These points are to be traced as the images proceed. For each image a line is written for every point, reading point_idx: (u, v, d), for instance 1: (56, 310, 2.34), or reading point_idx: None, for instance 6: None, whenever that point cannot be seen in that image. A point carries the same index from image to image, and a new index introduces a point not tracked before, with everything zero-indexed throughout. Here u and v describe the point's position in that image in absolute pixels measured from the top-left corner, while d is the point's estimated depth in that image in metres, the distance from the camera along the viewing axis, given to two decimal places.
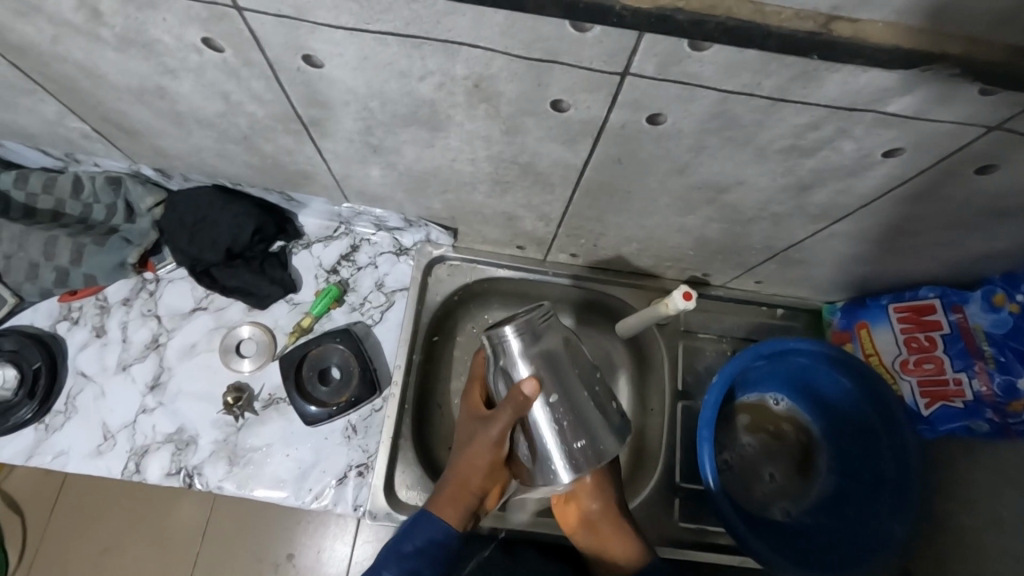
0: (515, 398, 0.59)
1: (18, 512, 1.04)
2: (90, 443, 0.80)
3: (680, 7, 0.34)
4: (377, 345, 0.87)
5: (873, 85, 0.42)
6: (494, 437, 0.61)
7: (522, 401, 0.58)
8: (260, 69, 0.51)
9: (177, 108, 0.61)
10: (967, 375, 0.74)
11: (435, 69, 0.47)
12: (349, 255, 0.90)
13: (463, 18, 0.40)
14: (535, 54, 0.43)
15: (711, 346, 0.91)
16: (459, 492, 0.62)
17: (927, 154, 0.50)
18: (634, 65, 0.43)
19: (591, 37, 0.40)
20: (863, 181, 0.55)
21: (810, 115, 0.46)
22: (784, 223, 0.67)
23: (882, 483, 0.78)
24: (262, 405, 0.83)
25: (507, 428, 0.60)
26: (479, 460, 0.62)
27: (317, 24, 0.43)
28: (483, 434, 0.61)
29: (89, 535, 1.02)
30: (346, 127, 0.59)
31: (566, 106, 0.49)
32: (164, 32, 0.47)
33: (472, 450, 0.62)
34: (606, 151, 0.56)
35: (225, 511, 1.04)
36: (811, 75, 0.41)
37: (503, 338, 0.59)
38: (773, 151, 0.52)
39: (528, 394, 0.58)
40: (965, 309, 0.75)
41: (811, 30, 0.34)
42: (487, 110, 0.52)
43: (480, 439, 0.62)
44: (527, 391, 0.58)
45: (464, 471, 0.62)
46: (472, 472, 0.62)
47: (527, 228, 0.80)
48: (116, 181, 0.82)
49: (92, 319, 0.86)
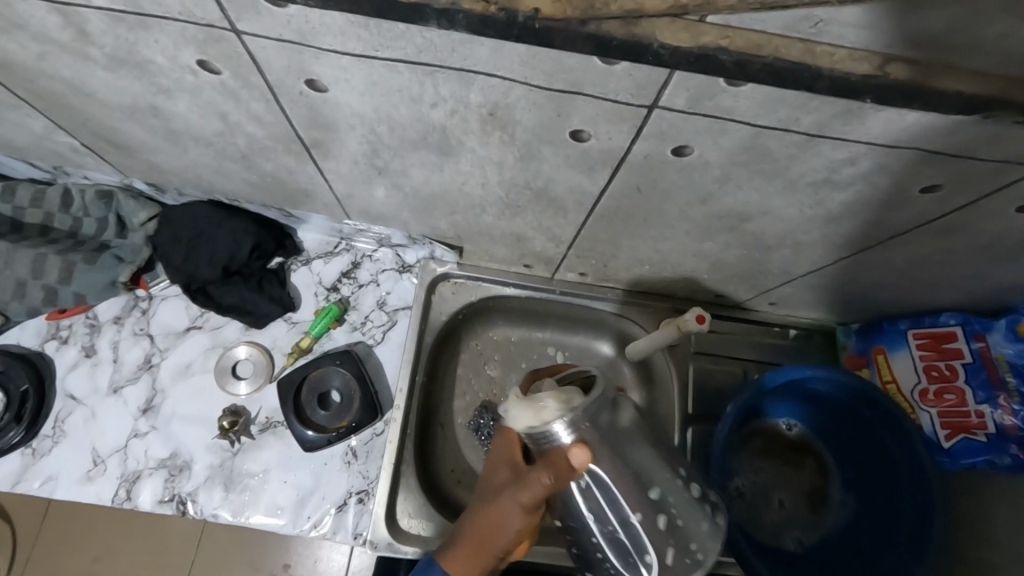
0: (561, 464, 0.50)
1: (8, 520, 1.01)
2: (80, 469, 0.77)
3: (724, 46, 0.31)
4: (379, 365, 0.84)
5: (921, 125, 0.39)
6: (526, 501, 0.53)
7: (568, 469, 0.49)
8: (261, 92, 0.47)
9: (172, 126, 0.58)
10: (990, 407, 0.71)
11: (448, 96, 0.43)
12: (350, 272, 0.87)
13: (482, 47, 0.37)
14: (557, 85, 0.40)
15: (723, 368, 0.88)
16: (479, 548, 0.54)
17: (969, 191, 0.47)
18: (664, 99, 0.40)
19: (619, 70, 0.37)
20: (896, 215, 0.53)
21: (848, 151, 0.43)
22: (806, 251, 0.64)
23: (899, 516, 0.76)
24: (259, 428, 0.80)
25: (542, 495, 0.52)
26: (507, 522, 0.54)
27: (322, 49, 0.40)
28: (513, 495, 0.53)
29: (80, 544, 0.99)
30: (350, 149, 0.56)
31: (587, 136, 0.46)
32: (157, 52, 0.44)
33: (500, 508, 0.54)
34: (625, 180, 0.53)
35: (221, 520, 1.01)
36: (855, 112, 0.38)
37: (553, 429, 0.50)
38: (804, 183, 0.49)
39: (576, 465, 0.49)
40: (988, 337, 0.71)
41: (865, 72, 0.32)
42: (502, 137, 0.48)
43: (508, 499, 0.53)
44: (577, 462, 0.48)
45: (485, 528, 0.54)
46: (496, 532, 0.54)
47: (536, 249, 0.77)
48: (107, 195, 0.79)
49: (82, 338, 0.82)
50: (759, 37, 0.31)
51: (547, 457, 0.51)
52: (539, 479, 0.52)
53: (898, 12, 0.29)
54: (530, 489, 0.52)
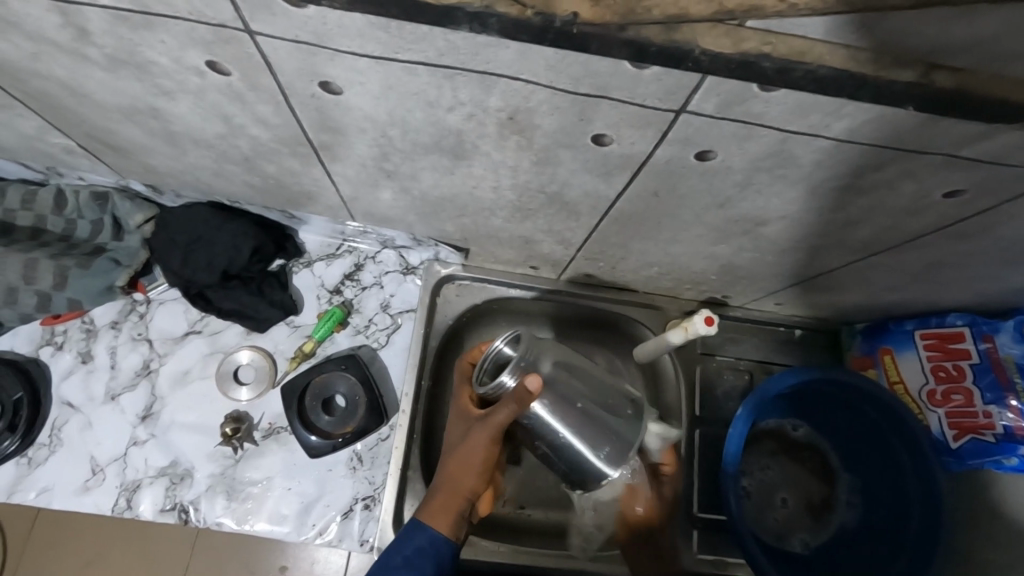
0: (519, 395, 0.56)
1: None
2: (78, 479, 0.75)
3: (766, 53, 0.30)
4: (384, 369, 0.83)
5: (953, 131, 0.38)
6: (485, 440, 0.60)
7: (526, 396, 0.56)
8: (269, 94, 0.46)
9: (173, 128, 0.56)
10: (998, 408, 0.71)
11: (468, 100, 0.42)
12: (353, 274, 0.85)
13: (508, 50, 0.36)
14: (583, 89, 0.39)
15: (729, 368, 0.88)
16: (452, 496, 0.61)
17: (992, 195, 0.47)
18: (692, 104, 0.39)
19: (649, 75, 0.36)
20: (914, 219, 0.52)
21: (876, 156, 0.43)
22: (820, 254, 0.64)
23: (907, 512, 0.76)
24: (262, 435, 0.79)
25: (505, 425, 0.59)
26: (472, 463, 0.61)
27: (338, 51, 0.38)
28: (477, 438, 0.60)
29: (72, 551, 0.97)
30: (359, 153, 0.54)
31: (607, 140, 0.45)
32: (163, 53, 0.42)
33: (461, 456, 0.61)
34: (642, 185, 0.52)
35: None
36: (888, 118, 0.37)
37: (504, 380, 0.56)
38: (827, 187, 0.48)
39: (534, 390, 0.55)
40: (996, 338, 0.72)
41: (909, 80, 0.31)
42: (519, 141, 0.47)
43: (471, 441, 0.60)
44: (534, 388, 0.55)
45: (455, 475, 0.61)
46: (464, 474, 0.61)
47: (545, 251, 0.76)
48: (102, 197, 0.76)
49: (77, 344, 0.80)
50: (802, 44, 0.30)
51: (503, 395, 0.57)
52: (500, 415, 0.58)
53: (945, 22, 0.28)
54: (495, 419, 0.58)
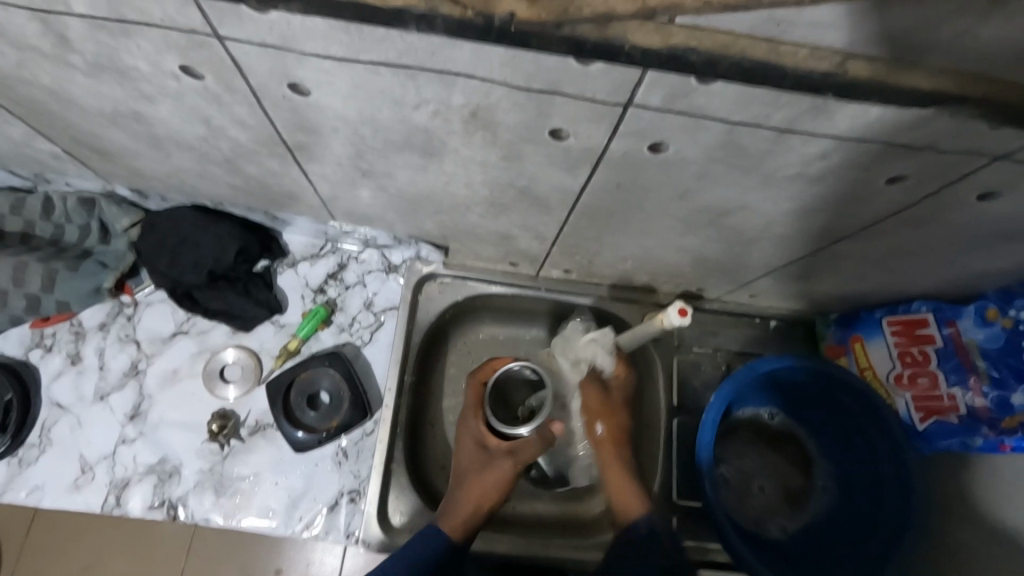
0: (546, 436, 0.69)
1: None
2: (68, 477, 0.77)
3: (693, 47, 0.32)
4: (368, 366, 0.85)
5: (885, 118, 0.40)
6: (509, 471, 0.68)
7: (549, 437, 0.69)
8: (244, 96, 0.48)
9: (155, 131, 0.58)
10: (961, 390, 0.74)
11: (430, 98, 0.44)
12: (336, 273, 0.87)
13: (461, 50, 0.38)
14: (536, 85, 0.41)
15: (706, 359, 0.90)
16: (468, 509, 0.68)
17: (933, 182, 0.49)
18: (639, 97, 0.41)
19: (595, 70, 0.38)
20: (865, 207, 0.55)
21: (818, 145, 0.45)
22: (783, 243, 0.66)
23: (880, 495, 0.78)
24: (248, 431, 0.81)
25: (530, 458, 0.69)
26: (484, 486, 0.69)
27: (304, 53, 0.41)
28: (503, 466, 0.68)
29: (68, 556, 0.98)
30: (335, 152, 0.57)
31: (566, 134, 0.47)
32: (140, 58, 0.44)
33: (476, 481, 0.69)
34: (605, 178, 0.54)
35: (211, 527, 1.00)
36: (821, 108, 0.40)
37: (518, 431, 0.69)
38: (779, 177, 0.50)
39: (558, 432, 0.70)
40: (958, 323, 0.75)
41: (826, 70, 0.33)
42: (484, 137, 0.49)
43: (496, 470, 0.68)
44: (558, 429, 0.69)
45: (469, 494, 0.69)
46: (485, 492, 0.68)
47: (522, 247, 0.78)
48: (89, 202, 0.78)
49: (67, 346, 0.82)
50: (726, 38, 0.32)
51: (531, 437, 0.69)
52: (527, 449, 0.68)
53: (853, 16, 0.30)
54: (521, 451, 0.68)
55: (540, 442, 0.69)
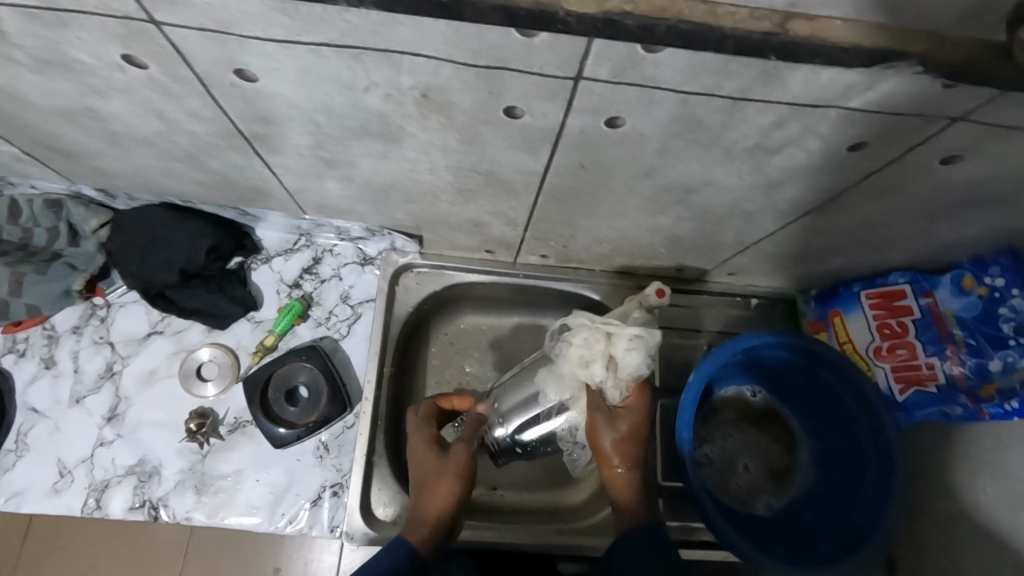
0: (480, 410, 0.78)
1: None
2: (46, 482, 0.76)
3: (628, 11, 0.32)
4: (346, 359, 0.84)
5: (836, 82, 0.40)
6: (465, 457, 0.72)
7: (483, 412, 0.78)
8: (192, 86, 0.47)
9: (110, 127, 0.57)
10: (939, 359, 0.74)
11: (379, 80, 0.44)
12: (311, 267, 0.87)
13: (403, 27, 0.37)
14: (483, 61, 0.40)
15: (688, 341, 0.89)
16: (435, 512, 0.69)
17: (894, 147, 0.48)
18: (589, 70, 0.40)
19: (540, 43, 0.38)
20: (831, 176, 0.54)
21: (775, 114, 0.44)
22: (754, 219, 0.66)
23: (862, 467, 0.78)
24: (228, 429, 0.80)
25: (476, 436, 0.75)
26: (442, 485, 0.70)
27: (244, 37, 0.40)
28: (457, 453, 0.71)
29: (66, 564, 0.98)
30: (294, 142, 0.56)
31: (520, 112, 0.47)
32: (81, 50, 0.43)
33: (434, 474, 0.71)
34: (567, 157, 0.54)
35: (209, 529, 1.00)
36: (772, 73, 0.39)
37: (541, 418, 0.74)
38: (739, 149, 0.50)
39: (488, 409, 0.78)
40: (935, 293, 0.75)
41: (766, 30, 0.32)
42: (440, 119, 0.49)
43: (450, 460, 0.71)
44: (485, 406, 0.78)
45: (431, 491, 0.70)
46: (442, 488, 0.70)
47: (496, 234, 0.77)
48: (56, 204, 0.77)
49: (40, 350, 0.81)
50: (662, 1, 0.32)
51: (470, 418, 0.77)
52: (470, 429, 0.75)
53: None
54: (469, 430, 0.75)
55: (475, 421, 0.77)
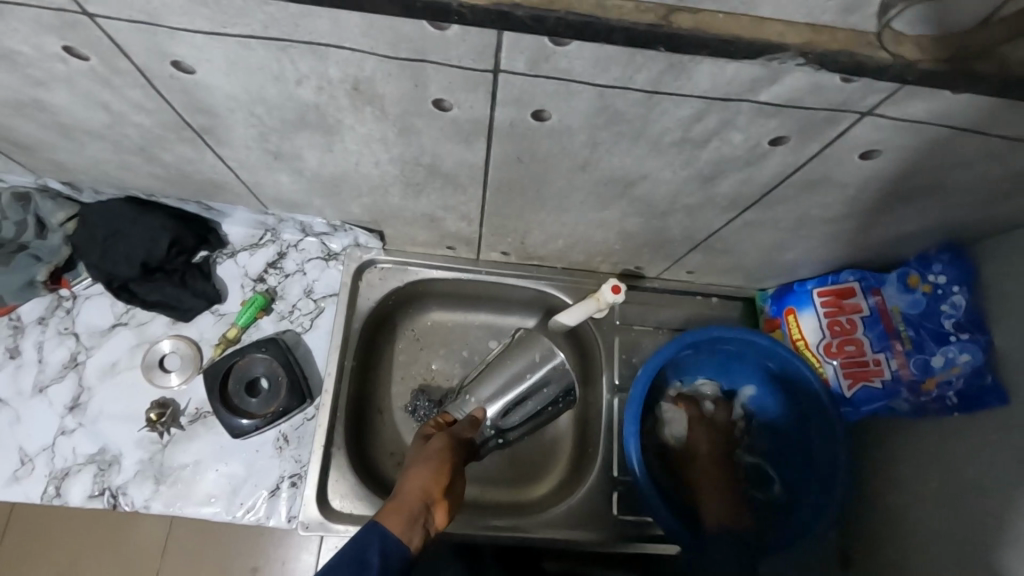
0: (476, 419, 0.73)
1: None
2: (7, 470, 0.78)
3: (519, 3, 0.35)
4: (308, 352, 0.86)
5: (739, 75, 0.41)
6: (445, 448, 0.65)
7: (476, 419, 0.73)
8: (133, 77, 0.49)
9: (63, 120, 0.59)
10: (885, 355, 0.75)
11: (309, 72, 0.46)
12: (276, 262, 0.88)
13: (320, 20, 0.39)
14: (403, 54, 0.42)
15: (647, 337, 0.91)
16: (410, 498, 0.59)
17: (813, 141, 0.50)
18: (504, 62, 0.42)
19: (452, 36, 0.39)
20: (760, 170, 0.56)
21: (690, 107, 0.46)
22: (697, 213, 0.67)
23: (812, 461, 0.80)
24: (189, 420, 0.81)
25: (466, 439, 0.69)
26: (422, 483, 0.60)
27: (173, 29, 0.42)
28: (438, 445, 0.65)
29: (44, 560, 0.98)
30: (240, 134, 0.58)
31: (448, 104, 0.48)
32: (21, 42, 0.45)
33: (413, 475, 0.61)
34: (503, 150, 0.55)
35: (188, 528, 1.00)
36: (678, 66, 0.41)
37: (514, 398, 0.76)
38: (666, 142, 0.52)
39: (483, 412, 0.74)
40: (883, 291, 0.77)
41: (652, 22, 0.35)
42: (374, 112, 0.51)
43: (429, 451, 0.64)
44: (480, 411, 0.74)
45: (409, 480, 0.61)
46: (421, 475, 0.61)
47: (451, 229, 0.79)
48: (24, 197, 0.78)
49: (6, 340, 0.83)
50: None
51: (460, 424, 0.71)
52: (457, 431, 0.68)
53: None
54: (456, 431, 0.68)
55: (471, 426, 0.71)
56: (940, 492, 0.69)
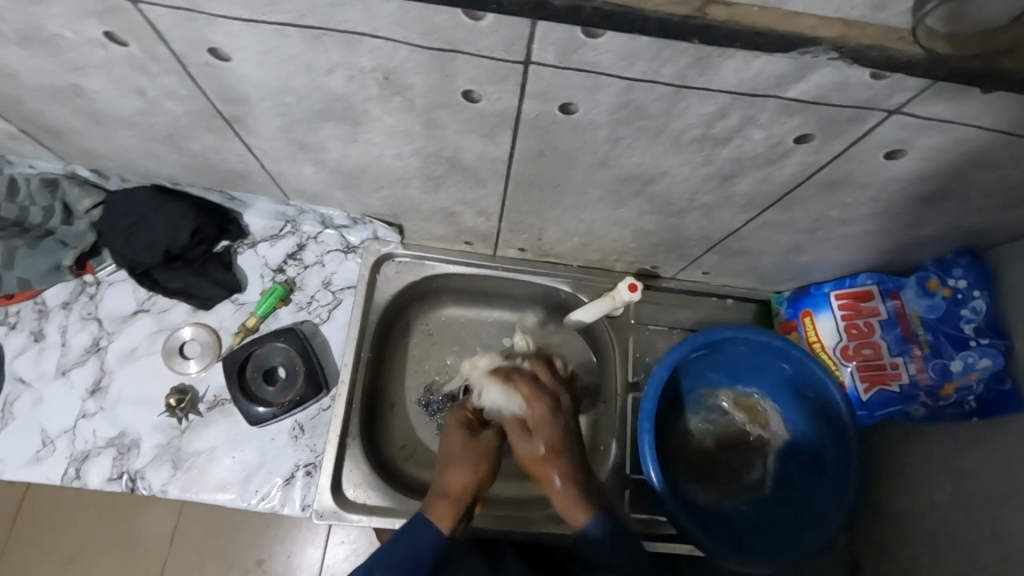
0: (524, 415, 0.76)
1: None
2: (28, 450, 0.79)
3: None
4: (325, 343, 0.87)
5: (767, 71, 0.42)
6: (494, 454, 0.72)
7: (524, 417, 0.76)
8: (169, 64, 0.50)
9: (96, 106, 0.60)
10: (903, 359, 0.75)
11: (341, 61, 0.46)
12: (295, 253, 0.89)
13: (357, 8, 0.40)
14: (436, 44, 0.43)
15: (662, 338, 0.90)
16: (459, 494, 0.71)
17: (837, 140, 0.50)
18: (534, 54, 0.43)
19: (486, 26, 0.40)
20: (780, 169, 0.56)
21: (716, 103, 0.46)
22: (715, 213, 0.67)
23: (824, 463, 0.79)
24: (206, 407, 0.82)
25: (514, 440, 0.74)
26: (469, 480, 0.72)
27: (213, 16, 0.43)
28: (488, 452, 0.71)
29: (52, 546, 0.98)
30: (268, 124, 0.59)
31: (477, 96, 0.49)
32: (64, 26, 0.47)
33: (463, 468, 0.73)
34: (526, 144, 0.56)
35: (195, 517, 1.00)
36: (706, 61, 0.41)
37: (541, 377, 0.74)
38: (688, 139, 0.52)
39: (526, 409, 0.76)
40: (901, 294, 0.76)
41: (685, 14, 0.36)
42: (402, 103, 0.51)
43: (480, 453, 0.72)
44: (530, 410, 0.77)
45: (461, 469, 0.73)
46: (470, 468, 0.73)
47: (469, 224, 0.79)
48: (52, 183, 0.79)
49: (31, 324, 0.85)
50: None
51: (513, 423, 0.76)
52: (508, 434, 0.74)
53: None
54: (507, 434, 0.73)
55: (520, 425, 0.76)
56: (953, 498, 0.69)
